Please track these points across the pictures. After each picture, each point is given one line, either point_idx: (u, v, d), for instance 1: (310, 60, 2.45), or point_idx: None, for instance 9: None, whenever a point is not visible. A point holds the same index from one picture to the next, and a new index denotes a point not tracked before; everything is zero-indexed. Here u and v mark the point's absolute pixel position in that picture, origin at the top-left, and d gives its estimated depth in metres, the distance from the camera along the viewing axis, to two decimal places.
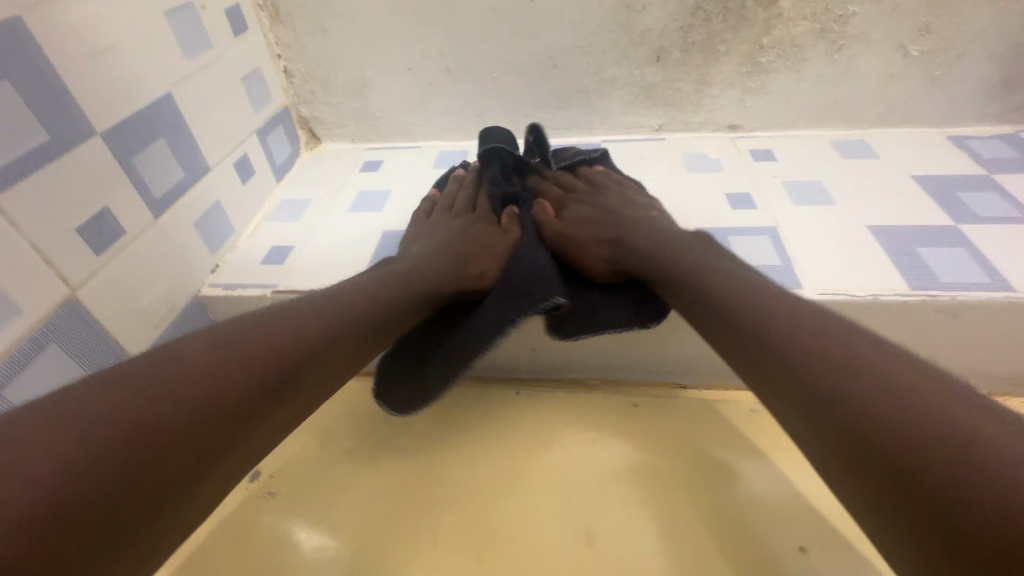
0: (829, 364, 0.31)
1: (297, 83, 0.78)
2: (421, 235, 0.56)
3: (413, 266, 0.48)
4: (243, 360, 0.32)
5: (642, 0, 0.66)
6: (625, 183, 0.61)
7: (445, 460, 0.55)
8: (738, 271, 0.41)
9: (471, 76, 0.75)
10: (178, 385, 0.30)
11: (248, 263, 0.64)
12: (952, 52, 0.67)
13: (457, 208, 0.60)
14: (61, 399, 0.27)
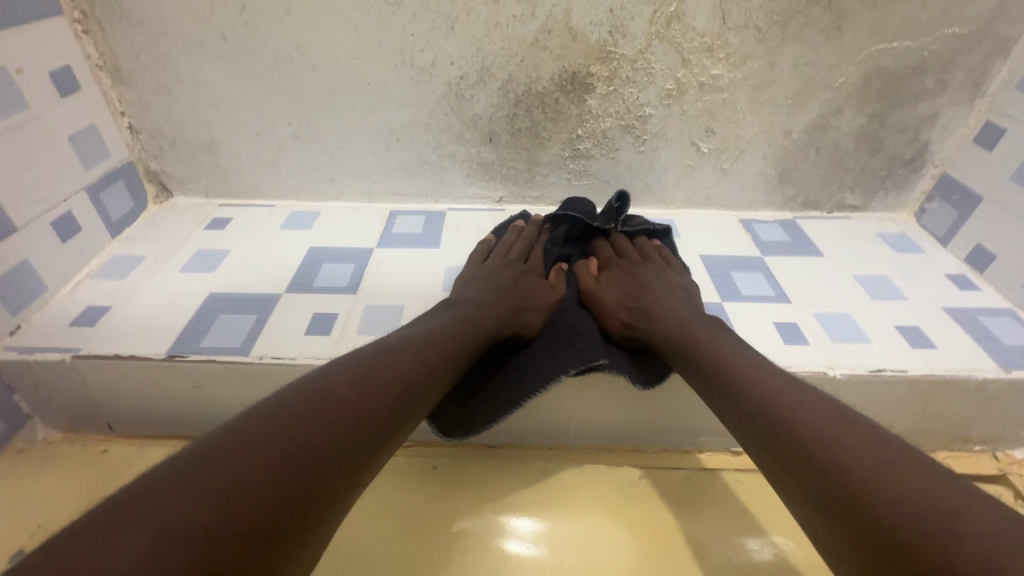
0: (822, 432, 0.39)
1: (143, 139, 0.78)
2: (476, 276, 0.63)
3: (473, 313, 0.55)
4: (343, 418, 0.37)
5: (469, 90, 0.73)
6: (670, 258, 0.69)
7: None
8: (757, 354, 0.49)
9: (319, 145, 0.78)
10: (300, 432, 0.34)
11: (56, 324, 0.62)
12: (734, 151, 0.79)
13: (506, 257, 0.67)
14: (227, 435, 0.33)
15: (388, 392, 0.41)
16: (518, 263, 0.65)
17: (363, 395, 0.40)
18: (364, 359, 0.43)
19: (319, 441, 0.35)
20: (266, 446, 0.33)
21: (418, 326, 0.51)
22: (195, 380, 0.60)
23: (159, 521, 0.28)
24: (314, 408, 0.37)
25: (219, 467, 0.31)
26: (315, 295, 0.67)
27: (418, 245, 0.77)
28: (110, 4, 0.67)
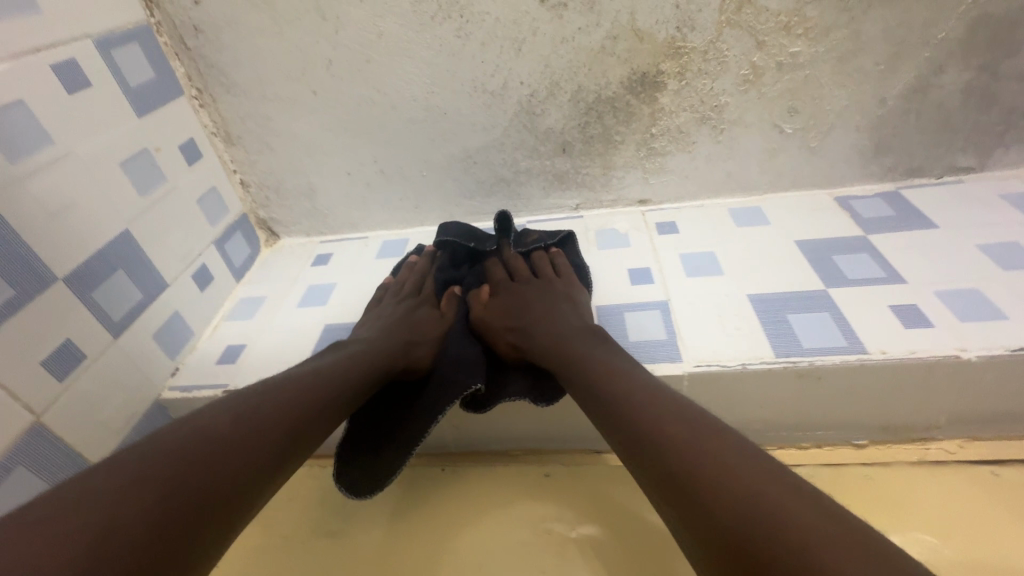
0: (699, 446, 0.38)
1: (253, 192, 0.87)
2: (377, 315, 0.65)
3: (370, 349, 0.57)
4: (245, 444, 0.40)
5: (541, 105, 0.75)
6: (562, 273, 0.69)
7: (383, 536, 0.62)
8: (625, 367, 0.49)
9: (403, 177, 0.84)
10: (198, 460, 0.38)
11: (205, 364, 0.71)
12: (823, 126, 0.75)
13: (401, 293, 0.69)
14: (126, 463, 0.36)
15: (291, 414, 0.44)
16: (412, 300, 0.68)
17: (259, 418, 0.42)
18: (259, 387, 0.46)
19: (220, 464, 0.38)
20: (154, 474, 0.35)
21: (321, 358, 0.54)
22: None
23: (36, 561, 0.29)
24: (209, 435, 0.39)
25: (103, 500, 0.33)
26: None
27: None
28: (219, 78, 0.75)
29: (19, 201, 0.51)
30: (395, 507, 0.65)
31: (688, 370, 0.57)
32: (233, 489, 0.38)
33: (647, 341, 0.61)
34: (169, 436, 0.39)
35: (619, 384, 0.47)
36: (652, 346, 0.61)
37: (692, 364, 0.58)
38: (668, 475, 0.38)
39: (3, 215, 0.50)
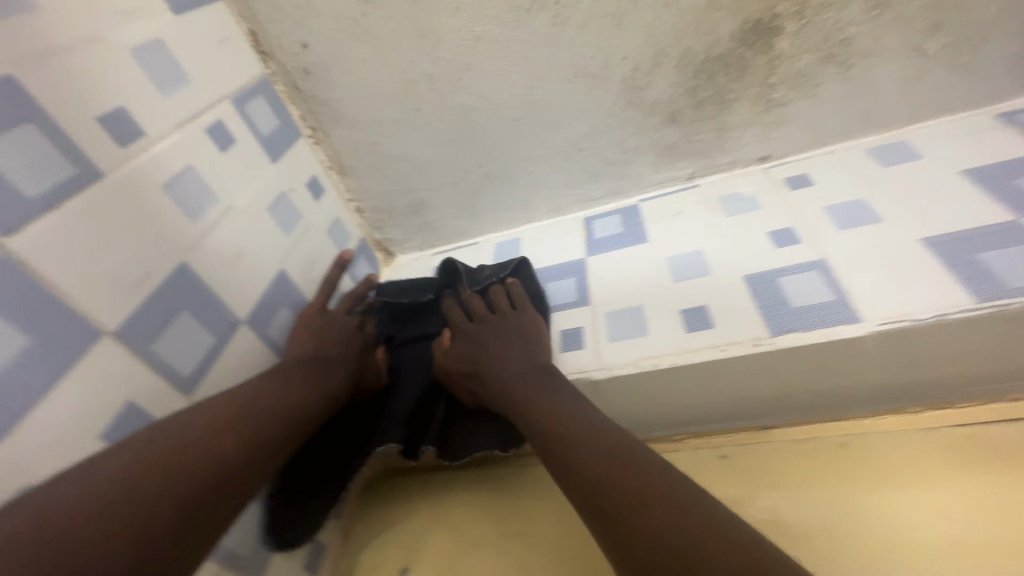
0: (646, 479, 0.42)
1: (367, 216, 0.91)
2: (321, 332, 0.65)
3: (325, 375, 0.59)
4: (225, 453, 0.44)
5: (645, 78, 0.72)
6: (519, 308, 0.67)
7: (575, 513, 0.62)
8: (553, 403, 0.53)
9: (509, 177, 0.84)
10: (182, 468, 0.41)
11: None
12: (975, 41, 0.65)
13: (332, 313, 0.69)
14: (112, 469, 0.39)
15: (271, 420, 0.49)
16: (350, 326, 0.68)
17: (247, 416, 0.48)
18: (241, 390, 0.50)
19: (214, 459, 0.43)
20: (142, 481, 0.39)
21: (283, 377, 0.55)
22: None
23: (63, 542, 0.34)
24: (198, 435, 0.44)
25: (114, 487, 0.37)
26: (554, 314, 0.71)
27: (627, 243, 0.78)
28: (329, 113, 0.79)
29: (204, 257, 0.57)
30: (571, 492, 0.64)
31: (873, 330, 0.53)
32: (225, 480, 0.43)
33: (813, 304, 0.57)
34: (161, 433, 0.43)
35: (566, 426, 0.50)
36: (822, 309, 0.56)
37: (874, 322, 0.53)
38: (604, 510, 0.42)
39: (195, 271, 0.55)
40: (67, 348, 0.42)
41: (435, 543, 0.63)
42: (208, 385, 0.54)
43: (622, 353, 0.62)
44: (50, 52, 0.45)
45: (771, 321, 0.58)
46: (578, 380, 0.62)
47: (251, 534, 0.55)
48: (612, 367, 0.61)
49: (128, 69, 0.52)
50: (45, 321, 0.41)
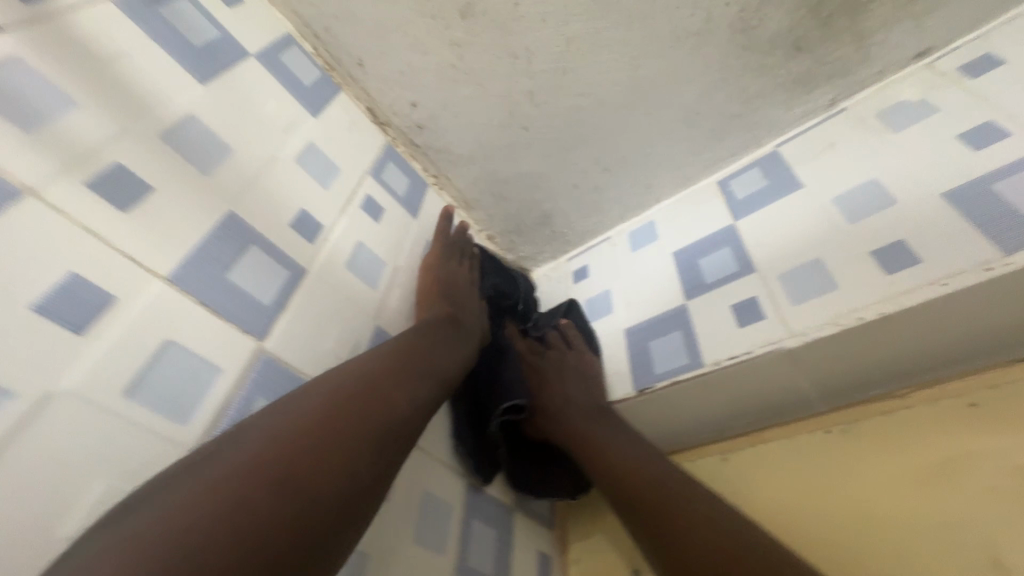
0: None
1: (498, 241, 0.95)
2: (447, 283, 0.65)
3: (466, 328, 0.58)
4: (370, 416, 0.38)
5: (757, 15, 0.66)
6: (574, 344, 0.70)
7: (800, 490, 0.57)
8: (643, 458, 0.54)
9: (628, 163, 0.83)
10: (322, 439, 0.34)
11: None
12: None
13: (451, 265, 0.68)
14: (287, 416, 0.35)
15: (428, 371, 0.46)
16: (466, 280, 0.67)
17: (405, 369, 0.44)
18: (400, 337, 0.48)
19: (392, 403, 0.40)
20: (304, 439, 0.33)
21: (436, 326, 0.53)
22: (666, 404, 0.66)
23: (274, 474, 0.31)
24: (376, 378, 0.41)
25: (299, 433, 0.34)
26: (718, 289, 0.68)
27: (778, 194, 0.71)
28: (447, 158, 0.84)
29: (387, 317, 0.63)
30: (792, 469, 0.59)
31: None
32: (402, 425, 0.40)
33: None
34: (321, 384, 0.38)
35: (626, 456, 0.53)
36: None
37: None
38: None
39: (387, 331, 0.62)
40: None
41: None
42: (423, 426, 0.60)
43: (813, 315, 0.57)
44: (247, 180, 0.54)
45: (1000, 237, 0.49)
46: (771, 353, 0.58)
47: (492, 555, 0.60)
48: (806, 332, 0.56)
49: (297, 175, 0.60)
50: None
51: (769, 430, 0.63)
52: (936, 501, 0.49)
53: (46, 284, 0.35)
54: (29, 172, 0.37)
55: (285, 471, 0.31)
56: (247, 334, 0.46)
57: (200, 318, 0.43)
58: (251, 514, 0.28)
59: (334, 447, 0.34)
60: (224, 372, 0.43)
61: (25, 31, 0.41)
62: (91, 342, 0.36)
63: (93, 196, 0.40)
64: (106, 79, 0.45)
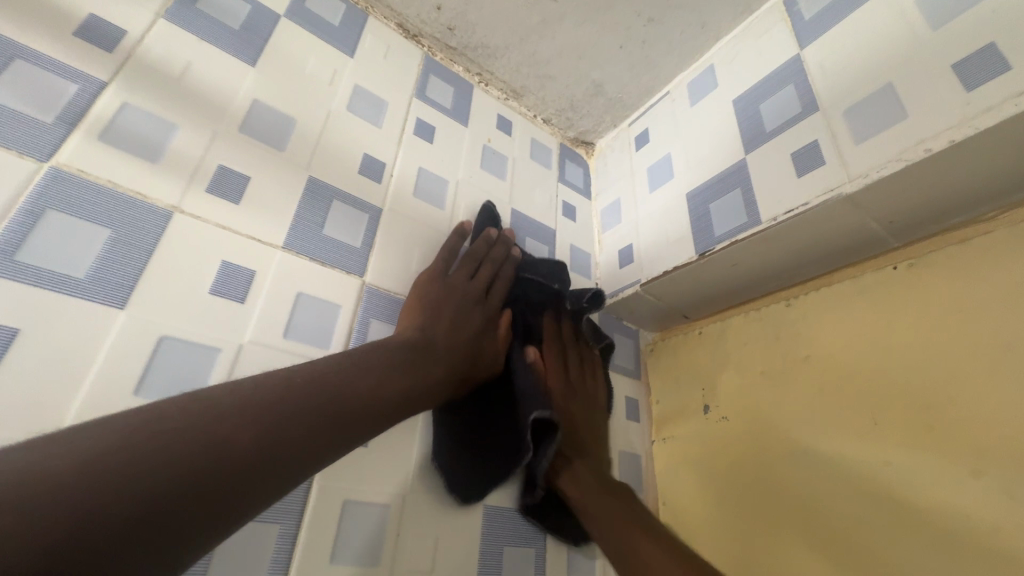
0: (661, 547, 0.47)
1: (556, 122, 0.95)
2: (437, 301, 0.57)
3: (433, 351, 0.50)
4: (325, 401, 0.36)
5: None
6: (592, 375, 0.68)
7: (859, 330, 0.60)
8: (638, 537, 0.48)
9: (675, 6, 0.75)
10: (234, 420, 0.31)
11: (614, 272, 0.84)
12: None
13: (455, 274, 0.62)
14: (259, 386, 0.34)
15: (374, 391, 0.41)
16: (462, 296, 0.59)
17: (368, 374, 0.41)
18: (346, 361, 0.41)
19: (332, 405, 0.37)
20: (229, 412, 0.31)
21: (392, 349, 0.46)
22: (729, 262, 0.68)
23: (184, 431, 0.29)
24: (343, 369, 0.40)
25: (217, 414, 0.31)
26: (779, 135, 0.64)
27: (853, 3, 0.61)
28: (485, 53, 0.84)
29: (459, 228, 0.72)
30: (856, 309, 0.61)
31: None
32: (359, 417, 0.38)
33: None
34: (280, 374, 0.36)
35: (574, 485, 0.54)
36: None
37: None
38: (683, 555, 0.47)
39: None
40: None
41: (725, 384, 0.72)
42: None
43: (878, 152, 0.53)
44: (313, 144, 0.62)
45: None
46: (828, 202, 0.56)
47: None
48: (867, 173, 0.53)
49: (353, 122, 0.68)
50: None
51: (836, 274, 0.65)
52: (941, 386, 0.52)
53: (212, 273, 0.50)
54: (169, 195, 0.50)
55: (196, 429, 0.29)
56: (351, 274, 0.59)
57: (316, 271, 0.56)
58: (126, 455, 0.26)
59: (242, 436, 0.31)
60: (342, 305, 0.57)
61: (120, 77, 0.51)
62: (251, 306, 0.51)
63: (213, 199, 0.52)
64: (184, 96, 0.55)
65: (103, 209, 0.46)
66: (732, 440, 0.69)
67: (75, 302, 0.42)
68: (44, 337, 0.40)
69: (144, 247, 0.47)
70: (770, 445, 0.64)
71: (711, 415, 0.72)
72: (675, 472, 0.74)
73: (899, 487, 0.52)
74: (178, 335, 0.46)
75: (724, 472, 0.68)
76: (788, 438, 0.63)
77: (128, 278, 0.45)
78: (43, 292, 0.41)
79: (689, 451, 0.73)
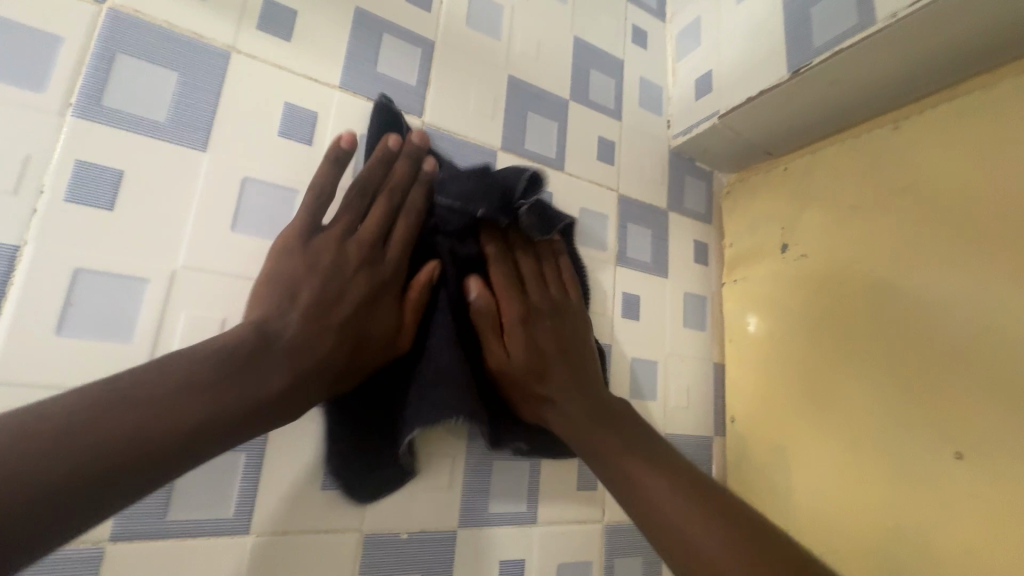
0: (654, 495, 0.39)
1: None
2: (290, 281, 0.42)
3: (278, 348, 0.38)
4: (245, 380, 0.35)
5: None
6: (569, 292, 0.57)
7: (982, 149, 0.53)
8: (636, 471, 0.42)
9: None
10: (144, 408, 0.30)
11: (688, 106, 0.76)
12: None
13: (331, 227, 0.46)
14: (178, 362, 0.33)
15: (230, 381, 0.34)
16: (334, 248, 0.45)
17: (252, 363, 0.36)
18: (176, 384, 0.32)
19: (245, 393, 0.35)
20: (144, 394, 0.31)
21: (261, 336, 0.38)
22: (828, 79, 0.59)
23: (103, 424, 0.28)
24: (249, 348, 0.37)
25: (139, 394, 0.30)
26: None
27: None
28: None
29: (517, 62, 0.67)
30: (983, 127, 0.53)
31: None
32: (281, 401, 0.37)
33: None
34: (217, 348, 0.35)
35: (564, 422, 0.48)
36: None
37: None
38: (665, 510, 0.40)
39: (520, 77, 0.66)
40: (486, 168, 0.61)
41: (810, 220, 0.68)
42: (570, 156, 0.68)
43: None
44: None
45: None
46: None
47: (650, 247, 0.72)
48: None
49: None
50: (470, 156, 0.60)
51: (965, 86, 0.56)
52: None
53: (279, 115, 0.50)
54: (224, 34, 0.49)
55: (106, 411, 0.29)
56: (411, 115, 0.58)
57: None
58: (76, 428, 0.28)
59: (153, 422, 0.30)
60: None
61: None
62: (319, 148, 0.52)
63: (266, 36, 0.51)
64: None
65: (165, 52, 0.46)
66: (809, 276, 0.66)
67: (163, 146, 0.45)
68: (147, 179, 0.44)
69: (212, 90, 0.48)
70: (852, 281, 0.62)
71: (790, 254, 0.69)
72: (742, 313, 0.74)
73: (999, 312, 0.49)
74: (258, 176, 0.48)
75: (798, 307, 0.67)
76: (875, 274, 0.60)
77: (203, 121, 0.47)
78: (135, 136, 0.44)
79: (764, 289, 0.72)
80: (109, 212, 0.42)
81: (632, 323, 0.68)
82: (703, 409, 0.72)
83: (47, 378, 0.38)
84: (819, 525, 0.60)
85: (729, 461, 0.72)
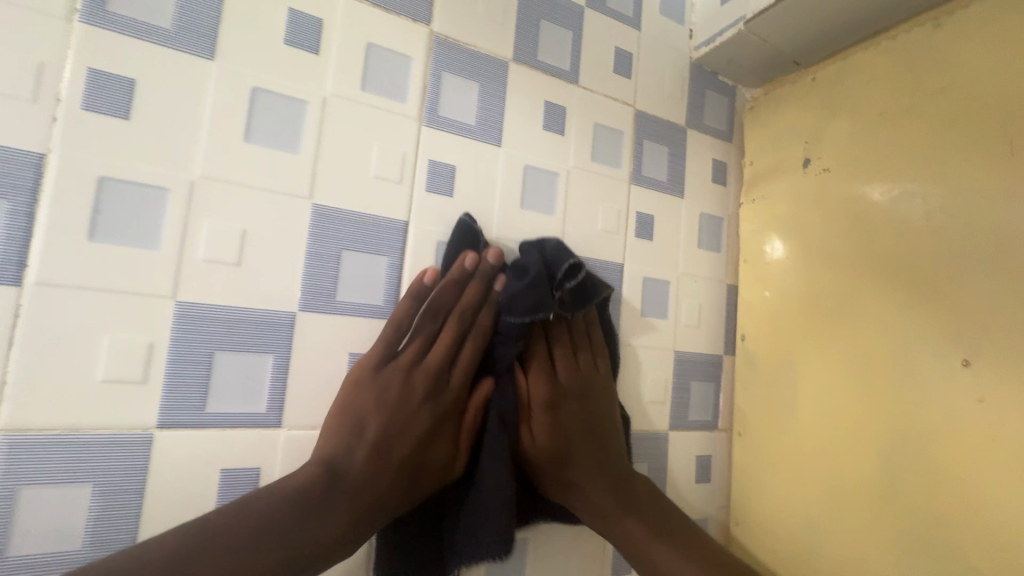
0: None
1: None
2: (358, 411, 0.46)
3: (351, 486, 0.43)
4: (280, 525, 0.39)
5: None
6: (598, 366, 0.58)
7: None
8: (654, 551, 0.50)
9: None
10: (193, 561, 0.35)
11: (713, 13, 0.72)
12: None
13: (402, 355, 0.49)
14: (245, 510, 0.38)
15: (304, 539, 0.39)
16: (397, 378, 0.48)
17: (313, 505, 0.40)
18: (257, 522, 0.38)
19: (301, 550, 0.39)
20: (209, 544, 0.36)
21: (321, 479, 0.42)
22: None
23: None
24: (316, 496, 0.41)
25: (194, 552, 0.35)
26: None
27: None
28: None
29: None
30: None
31: None
32: (329, 546, 0.41)
33: None
34: (265, 496, 0.40)
35: (591, 507, 0.52)
36: None
37: None
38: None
39: None
40: (496, 81, 0.60)
41: (834, 132, 0.65)
42: (585, 68, 0.66)
43: None
44: None
45: None
46: None
47: (666, 166, 0.71)
48: None
49: None
50: (480, 67, 0.59)
51: None
52: None
53: (285, 22, 0.49)
54: None
55: (165, 570, 0.34)
56: (418, 23, 0.56)
57: (383, 21, 0.54)
58: None
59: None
60: (414, 58, 0.55)
61: None
62: (327, 59, 0.51)
63: None
64: None
65: None
66: (829, 191, 0.65)
67: (170, 53, 0.44)
68: (159, 89, 0.44)
69: None
70: (875, 196, 0.60)
71: (811, 169, 0.67)
72: (760, 233, 0.72)
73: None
74: (268, 88, 0.48)
75: (817, 225, 0.66)
76: (899, 185, 0.58)
77: (210, 28, 0.46)
78: (143, 44, 0.44)
79: (783, 204, 0.70)
80: (125, 121, 0.43)
81: (645, 243, 0.68)
82: (713, 329, 0.73)
83: (86, 280, 0.41)
84: (809, 429, 0.64)
85: (738, 378, 0.73)
